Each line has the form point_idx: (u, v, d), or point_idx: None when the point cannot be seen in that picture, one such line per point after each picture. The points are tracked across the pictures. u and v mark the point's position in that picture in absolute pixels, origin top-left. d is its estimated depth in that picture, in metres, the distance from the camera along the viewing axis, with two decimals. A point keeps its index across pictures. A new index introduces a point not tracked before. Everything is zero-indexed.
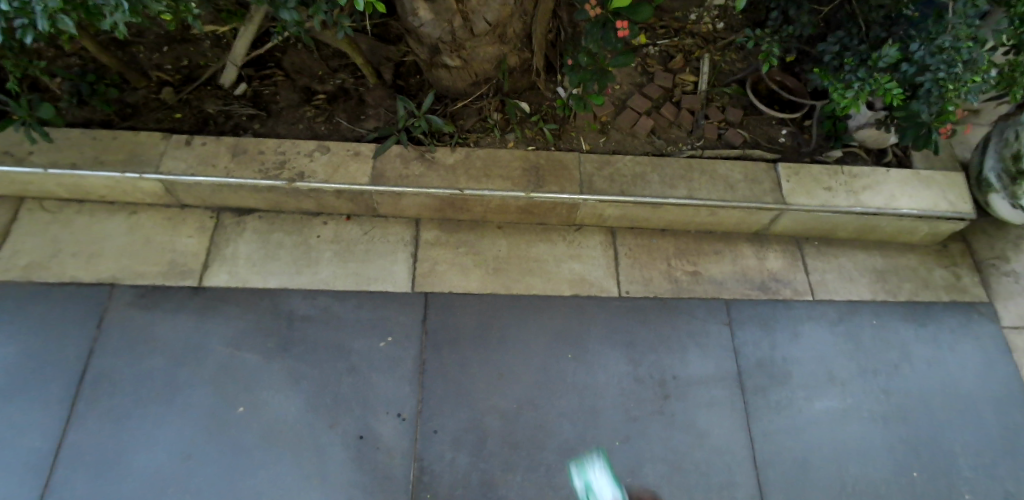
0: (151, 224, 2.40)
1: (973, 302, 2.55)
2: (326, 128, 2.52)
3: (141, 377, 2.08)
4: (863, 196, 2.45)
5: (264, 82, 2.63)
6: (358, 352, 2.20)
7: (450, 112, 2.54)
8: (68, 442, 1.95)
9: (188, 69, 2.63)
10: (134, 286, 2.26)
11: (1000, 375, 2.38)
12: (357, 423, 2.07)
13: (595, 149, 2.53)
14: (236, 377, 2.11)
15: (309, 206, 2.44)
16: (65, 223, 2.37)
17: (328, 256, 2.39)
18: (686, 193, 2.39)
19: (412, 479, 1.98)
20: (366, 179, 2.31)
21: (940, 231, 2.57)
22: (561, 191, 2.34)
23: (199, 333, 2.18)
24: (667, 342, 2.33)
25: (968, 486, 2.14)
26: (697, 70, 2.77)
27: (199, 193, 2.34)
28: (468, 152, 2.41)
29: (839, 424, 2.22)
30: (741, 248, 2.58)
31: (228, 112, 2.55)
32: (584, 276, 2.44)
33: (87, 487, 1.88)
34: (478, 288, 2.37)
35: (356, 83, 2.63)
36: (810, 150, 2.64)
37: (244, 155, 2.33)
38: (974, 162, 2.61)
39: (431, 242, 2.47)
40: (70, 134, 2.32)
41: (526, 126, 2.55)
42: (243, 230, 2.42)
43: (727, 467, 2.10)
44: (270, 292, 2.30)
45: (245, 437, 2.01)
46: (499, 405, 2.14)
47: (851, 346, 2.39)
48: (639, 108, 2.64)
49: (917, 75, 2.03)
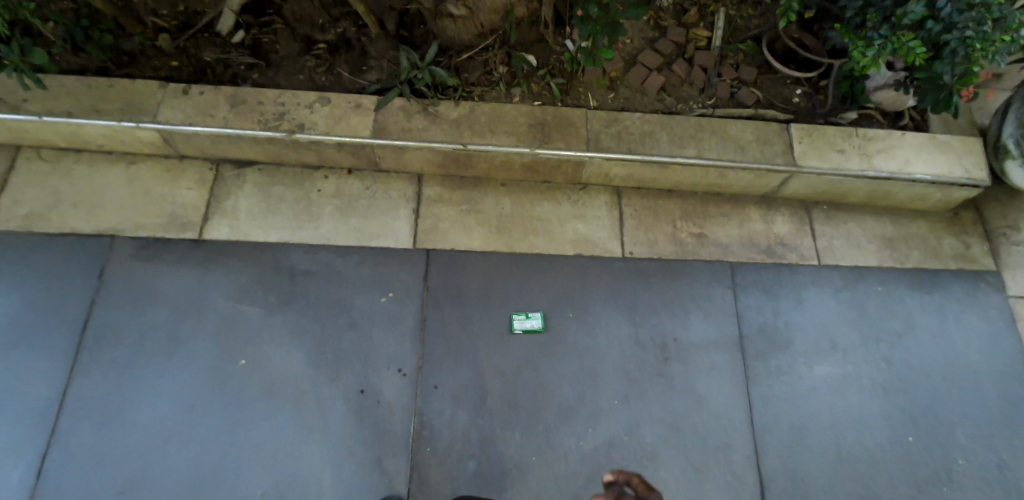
0: (149, 175, 2.37)
1: (981, 272, 2.52)
2: (327, 79, 2.46)
3: (143, 328, 2.09)
4: (876, 160, 2.39)
5: (264, 30, 2.55)
6: (360, 307, 2.20)
7: (455, 65, 2.46)
8: (73, 390, 1.97)
9: (186, 15, 2.55)
10: (135, 238, 2.24)
11: (1003, 346, 2.37)
12: (358, 377, 2.08)
13: (603, 106, 2.46)
14: (237, 329, 2.12)
15: (309, 159, 2.39)
16: (63, 173, 2.33)
17: (329, 211, 2.36)
18: (696, 153, 2.33)
19: (412, 433, 2.01)
20: (368, 132, 2.26)
21: (953, 199, 2.52)
22: (567, 148, 2.28)
23: (200, 286, 2.17)
24: (669, 305, 2.31)
25: (962, 454, 2.16)
26: (712, 25, 2.66)
27: (198, 144, 2.30)
28: (473, 108, 2.34)
29: (838, 391, 2.22)
30: (748, 212, 2.54)
31: (226, 61, 2.47)
32: (588, 237, 2.41)
33: (92, 434, 1.92)
34: (481, 246, 2.35)
35: (359, 33, 2.54)
36: (824, 112, 2.58)
37: (243, 106, 2.27)
38: (992, 128, 2.52)
39: (434, 199, 2.43)
40: (65, 81, 2.26)
41: (534, 81, 2.48)
42: (244, 183, 2.38)
43: (725, 429, 2.12)
44: (271, 246, 2.28)
45: (246, 390, 2.02)
46: (499, 363, 2.14)
47: (854, 313, 2.37)
48: (650, 64, 2.56)
49: (943, 33, 1.92)
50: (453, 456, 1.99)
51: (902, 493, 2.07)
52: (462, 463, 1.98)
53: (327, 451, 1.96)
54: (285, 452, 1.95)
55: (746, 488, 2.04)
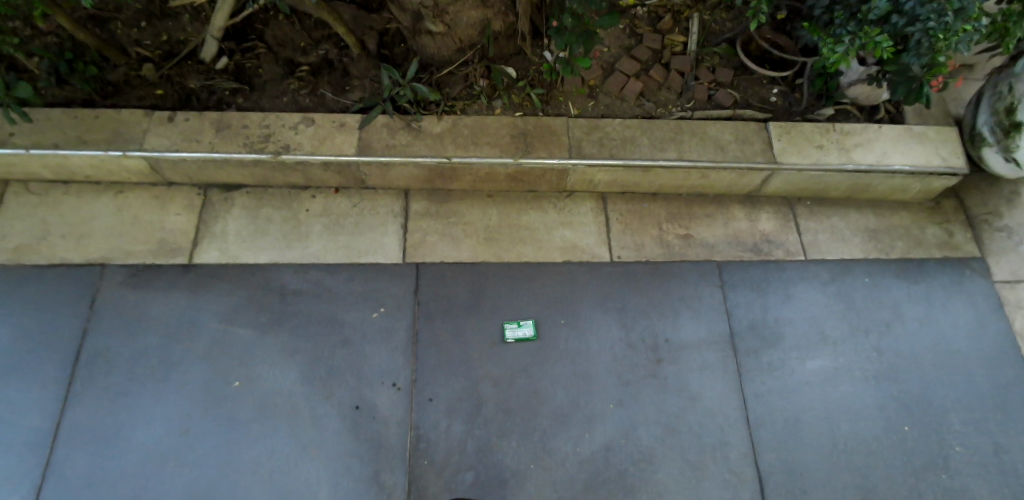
0: (138, 203, 2.39)
1: (966, 259, 2.55)
2: (310, 100, 2.49)
3: (136, 354, 2.09)
4: (855, 154, 2.43)
5: (247, 55, 2.59)
6: (351, 323, 2.21)
7: (436, 81, 2.50)
8: (67, 420, 1.97)
9: (169, 44, 2.58)
10: (125, 265, 2.25)
11: (992, 330, 2.39)
12: (352, 393, 2.08)
13: (584, 113, 2.51)
14: (229, 351, 2.12)
15: (296, 180, 2.42)
16: (52, 205, 2.34)
17: (318, 230, 2.38)
18: (677, 155, 2.37)
19: (408, 447, 2.01)
20: (353, 150, 2.28)
21: (933, 188, 2.55)
22: (550, 157, 2.32)
23: (192, 309, 2.18)
24: (658, 305, 2.33)
25: (959, 440, 2.17)
26: (686, 30, 2.72)
27: (185, 170, 2.32)
28: (455, 121, 2.38)
29: (830, 383, 2.24)
30: (732, 211, 2.57)
31: (211, 87, 2.50)
32: (575, 243, 2.44)
33: (89, 460, 1.91)
34: (470, 257, 2.37)
35: (340, 53, 2.59)
36: (801, 109, 2.63)
37: (228, 130, 2.30)
38: (967, 117, 2.57)
39: (421, 213, 2.45)
40: (51, 114, 2.28)
41: (514, 93, 2.52)
42: (232, 206, 2.40)
43: (720, 426, 2.13)
44: (261, 267, 2.29)
45: (242, 410, 2.03)
46: (492, 371, 2.15)
47: (842, 305, 2.39)
48: (627, 71, 2.61)
49: (907, 27, 1.97)
50: (450, 467, 1.99)
51: (900, 481, 2.08)
52: (460, 474, 1.98)
53: (325, 468, 1.96)
54: (283, 470, 1.95)
55: (745, 485, 2.04)
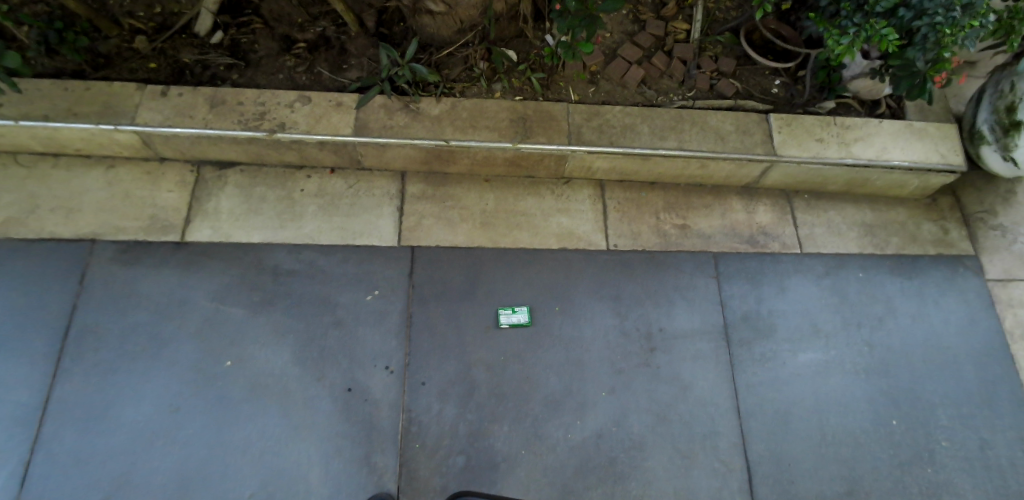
0: (129, 178, 2.35)
1: (960, 256, 2.56)
2: (307, 78, 2.45)
3: (125, 331, 2.07)
4: (854, 148, 2.42)
5: (242, 30, 2.54)
6: (344, 305, 2.19)
7: (436, 62, 2.47)
8: (56, 397, 1.95)
9: (163, 17, 2.53)
10: (115, 241, 2.22)
11: (982, 329, 2.41)
12: (345, 375, 2.07)
13: (584, 99, 2.48)
14: (222, 331, 2.10)
15: (291, 159, 2.38)
16: (41, 179, 2.30)
17: (312, 211, 2.35)
18: (676, 144, 2.35)
19: (400, 430, 2.01)
20: (349, 130, 2.25)
21: (931, 184, 2.55)
22: (549, 142, 2.30)
23: (183, 288, 2.16)
24: (654, 295, 2.33)
25: (945, 435, 2.20)
26: (690, 18, 2.69)
27: (178, 145, 2.28)
28: (454, 103, 2.35)
29: (820, 376, 2.25)
30: (730, 203, 2.56)
31: (205, 62, 2.45)
32: (572, 230, 2.43)
33: (77, 439, 1.90)
34: (465, 243, 2.35)
35: (338, 31, 2.55)
36: (803, 101, 2.61)
37: (222, 106, 2.25)
38: (967, 114, 2.56)
39: (417, 196, 2.43)
40: (41, 84, 2.23)
41: (514, 76, 2.49)
42: (225, 184, 2.37)
43: (711, 417, 2.14)
44: (255, 246, 2.26)
45: (232, 390, 2.01)
46: (486, 357, 2.15)
47: (836, 299, 2.40)
48: (629, 57, 2.58)
49: (914, 21, 1.95)
50: (441, 451, 1.99)
51: (885, 474, 2.11)
52: (450, 458, 1.98)
53: (315, 449, 1.96)
54: (274, 450, 1.95)
55: (732, 474, 2.06)
